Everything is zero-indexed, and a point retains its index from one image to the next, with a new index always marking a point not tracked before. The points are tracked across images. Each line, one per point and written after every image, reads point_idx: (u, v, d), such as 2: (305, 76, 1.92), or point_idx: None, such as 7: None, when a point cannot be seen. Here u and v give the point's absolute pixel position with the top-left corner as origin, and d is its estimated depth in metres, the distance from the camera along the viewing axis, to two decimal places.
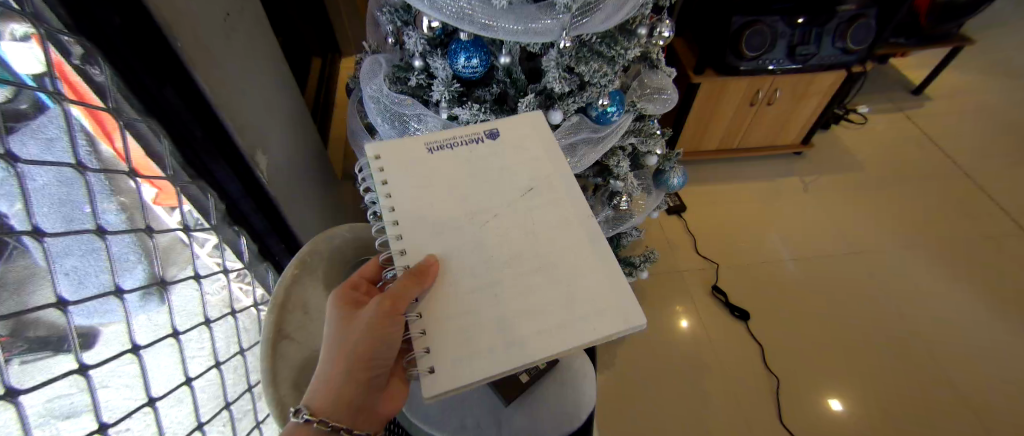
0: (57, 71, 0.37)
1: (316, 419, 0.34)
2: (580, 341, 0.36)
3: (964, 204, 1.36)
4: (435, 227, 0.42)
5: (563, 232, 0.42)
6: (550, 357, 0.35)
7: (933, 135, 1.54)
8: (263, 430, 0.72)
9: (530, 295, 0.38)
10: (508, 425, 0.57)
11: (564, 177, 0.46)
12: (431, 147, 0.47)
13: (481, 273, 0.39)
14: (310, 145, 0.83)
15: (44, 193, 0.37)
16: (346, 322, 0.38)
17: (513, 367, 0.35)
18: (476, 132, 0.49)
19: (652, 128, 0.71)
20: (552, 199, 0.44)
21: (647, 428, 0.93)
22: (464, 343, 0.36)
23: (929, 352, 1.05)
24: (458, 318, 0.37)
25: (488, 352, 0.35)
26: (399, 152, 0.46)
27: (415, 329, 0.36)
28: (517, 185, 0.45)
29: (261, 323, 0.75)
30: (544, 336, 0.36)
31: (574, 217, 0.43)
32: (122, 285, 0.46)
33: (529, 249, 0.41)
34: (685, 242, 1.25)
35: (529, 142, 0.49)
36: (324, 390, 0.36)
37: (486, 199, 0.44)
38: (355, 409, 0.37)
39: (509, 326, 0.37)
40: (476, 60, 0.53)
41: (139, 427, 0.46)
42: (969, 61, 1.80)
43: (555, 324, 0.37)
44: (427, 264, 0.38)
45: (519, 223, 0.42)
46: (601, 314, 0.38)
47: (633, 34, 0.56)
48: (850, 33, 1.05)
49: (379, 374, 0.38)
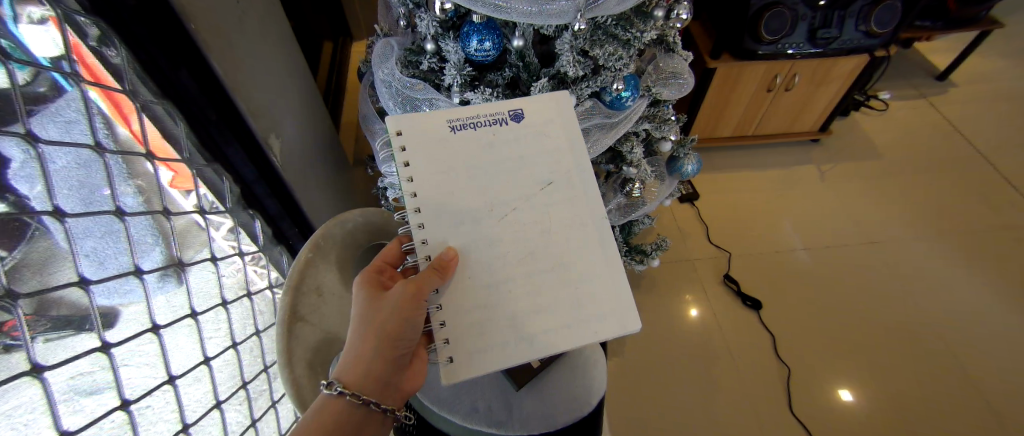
0: (76, 54, 0.37)
1: (349, 392, 0.36)
2: (581, 342, 0.39)
3: (988, 195, 1.31)
4: (452, 218, 0.41)
5: (576, 232, 0.42)
6: (555, 354, 0.39)
7: (957, 123, 1.49)
8: (278, 409, 0.73)
9: (540, 293, 0.40)
10: (520, 409, 0.58)
11: (582, 171, 0.44)
12: (454, 125, 0.43)
13: (494, 269, 0.40)
14: (321, 128, 0.83)
15: (64, 176, 0.37)
16: (373, 303, 0.39)
17: (523, 359, 0.38)
18: (499, 112, 0.44)
19: (666, 114, 0.69)
20: (568, 197, 0.43)
21: (656, 413, 0.94)
22: (479, 335, 0.38)
23: (944, 346, 1.03)
24: (474, 311, 0.39)
25: (501, 345, 0.38)
26: (422, 131, 0.42)
27: (436, 321, 0.38)
28: (535, 176, 0.43)
29: (277, 305, 0.76)
30: (550, 336, 0.39)
31: (585, 216, 0.43)
32: (141, 266, 0.46)
33: (541, 247, 0.41)
34: (697, 231, 1.24)
35: (554, 129, 0.45)
36: (353, 366, 0.37)
37: (503, 189, 0.42)
38: (383, 385, 0.38)
39: (521, 322, 0.39)
40: (489, 43, 0.52)
41: (160, 405, 0.48)
42: (998, 46, 1.72)
43: (562, 325, 0.40)
44: (447, 257, 0.38)
45: (535, 218, 0.42)
46: (603, 317, 0.41)
47: (650, 16, 0.54)
48: (875, 15, 1.01)
49: (405, 353, 0.39)
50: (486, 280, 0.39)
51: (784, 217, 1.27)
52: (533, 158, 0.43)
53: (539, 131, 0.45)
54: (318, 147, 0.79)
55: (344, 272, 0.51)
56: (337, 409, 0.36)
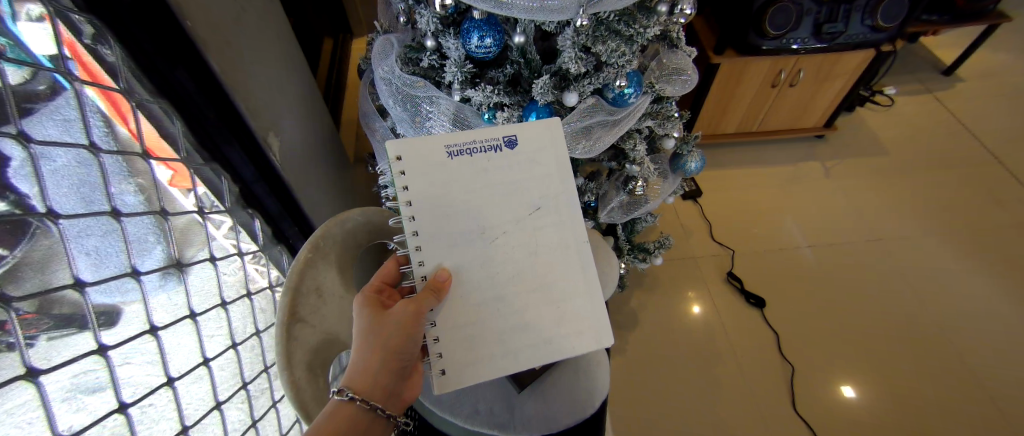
0: (70, 51, 0.37)
1: (359, 397, 0.36)
2: (560, 356, 0.42)
3: (994, 192, 1.30)
4: (449, 240, 0.40)
5: (561, 255, 0.43)
6: (539, 365, 0.42)
7: (963, 119, 1.48)
8: (279, 408, 0.73)
9: (528, 311, 0.42)
10: (521, 411, 0.58)
11: (571, 196, 0.44)
12: (451, 151, 0.41)
13: (487, 287, 0.41)
14: (322, 125, 0.82)
15: (61, 175, 0.37)
16: (379, 315, 0.39)
17: (508, 371, 0.41)
18: (495, 137, 0.42)
19: (670, 111, 0.68)
20: (556, 221, 0.43)
21: (658, 411, 0.94)
22: (469, 349, 0.40)
23: (949, 344, 1.03)
24: (466, 326, 0.40)
25: (489, 360, 0.40)
26: (422, 157, 0.40)
27: (429, 337, 0.39)
28: (526, 200, 0.42)
29: (277, 304, 0.76)
30: (533, 350, 0.41)
31: (571, 239, 0.44)
32: (139, 266, 0.46)
33: (529, 268, 0.42)
34: (700, 228, 1.23)
35: (545, 156, 0.43)
36: (362, 373, 0.37)
37: (496, 211, 0.42)
38: (390, 392, 0.38)
39: (508, 341, 0.41)
40: (490, 39, 0.51)
41: (161, 404, 0.48)
42: (1004, 40, 1.70)
43: (544, 340, 0.42)
44: (443, 279, 0.39)
45: (524, 240, 0.42)
46: (580, 334, 0.43)
47: (653, 11, 0.53)
48: (881, 9, 0.99)
49: (410, 362, 0.39)
50: (479, 298, 0.40)
51: (787, 214, 1.26)
52: (523, 184, 0.43)
53: (530, 160, 0.43)
54: (318, 146, 0.78)
55: (344, 271, 0.50)
56: (347, 414, 0.35)
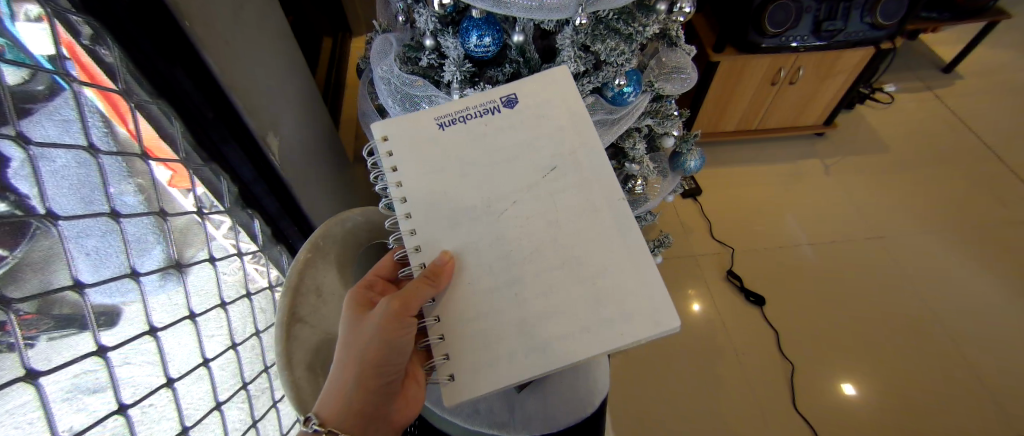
0: (67, 51, 0.37)
1: (324, 430, 0.36)
2: (604, 347, 0.38)
3: (994, 189, 1.30)
4: (451, 218, 0.41)
5: (591, 219, 0.41)
6: (569, 363, 0.38)
7: (963, 116, 1.47)
8: (279, 408, 0.73)
9: (553, 295, 0.39)
10: (521, 409, 0.58)
11: (590, 152, 0.43)
12: (443, 122, 0.44)
13: (493, 274, 0.40)
14: (321, 124, 0.82)
15: (61, 175, 0.37)
16: (354, 327, 0.40)
17: (530, 374, 0.38)
18: (492, 99, 0.44)
19: (669, 109, 0.69)
20: (576, 181, 0.42)
21: (657, 409, 0.94)
22: (479, 349, 0.38)
23: (948, 341, 1.03)
24: (475, 326, 0.39)
25: (508, 357, 0.38)
26: (415, 136, 0.43)
27: (435, 335, 0.39)
28: (539, 163, 0.42)
29: (277, 304, 0.76)
30: (565, 341, 0.39)
31: (601, 203, 0.41)
32: (138, 268, 0.46)
33: (549, 241, 0.40)
34: (699, 227, 1.23)
35: (554, 110, 0.44)
36: (334, 400, 0.37)
37: (504, 184, 0.42)
38: (367, 417, 0.38)
39: (531, 331, 0.39)
40: (489, 38, 0.51)
41: (161, 404, 0.48)
42: (1004, 38, 1.70)
43: (578, 329, 0.39)
44: (443, 262, 0.39)
45: (543, 205, 0.41)
46: (629, 318, 0.39)
47: (651, 9, 0.53)
48: (880, 7, 1.00)
49: (389, 381, 0.40)
50: (485, 287, 0.40)
51: (787, 212, 1.26)
52: (537, 140, 0.43)
53: (538, 115, 0.44)
54: (317, 146, 0.78)
55: (344, 271, 0.51)
56: None
